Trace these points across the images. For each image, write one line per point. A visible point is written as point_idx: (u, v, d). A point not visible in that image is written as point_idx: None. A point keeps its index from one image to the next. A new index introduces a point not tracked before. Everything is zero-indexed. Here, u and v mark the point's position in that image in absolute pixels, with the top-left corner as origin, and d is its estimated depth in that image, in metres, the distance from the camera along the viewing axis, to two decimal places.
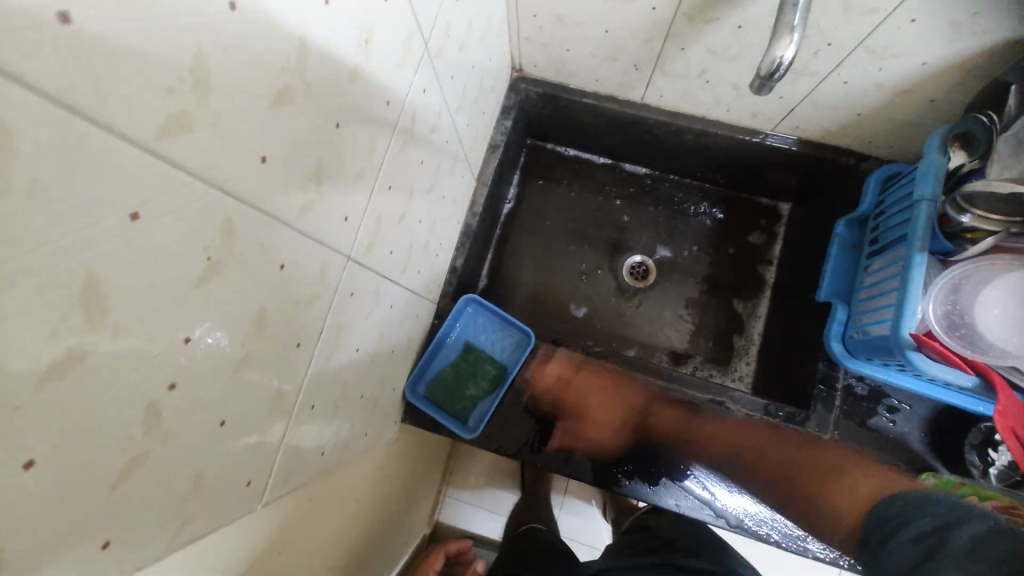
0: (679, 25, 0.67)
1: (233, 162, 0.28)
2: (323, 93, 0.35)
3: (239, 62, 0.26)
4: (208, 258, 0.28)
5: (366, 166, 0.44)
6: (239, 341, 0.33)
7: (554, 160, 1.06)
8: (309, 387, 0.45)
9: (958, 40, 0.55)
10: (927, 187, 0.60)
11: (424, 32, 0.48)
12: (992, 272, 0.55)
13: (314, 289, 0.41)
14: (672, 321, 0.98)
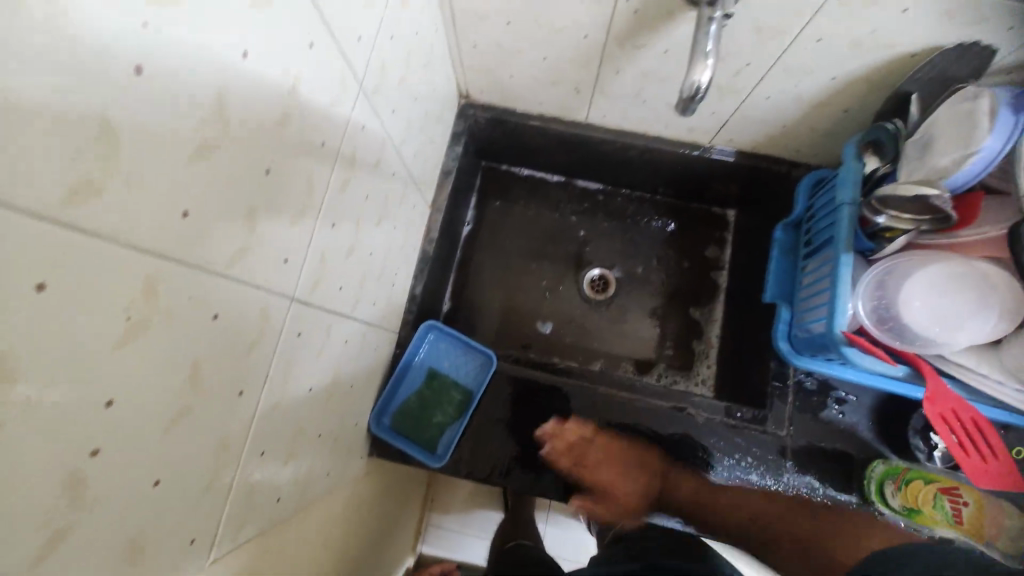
0: (612, 51, 0.70)
1: (151, 219, 0.28)
2: (251, 141, 0.35)
3: (151, 122, 0.26)
4: (129, 316, 0.28)
5: (306, 206, 0.44)
6: (171, 399, 0.32)
7: (509, 181, 1.08)
8: (256, 433, 0.44)
9: (861, 56, 0.60)
10: (847, 192, 0.64)
11: (358, 72, 0.49)
12: (909, 267, 0.58)
13: (255, 335, 0.40)
14: (635, 331, 1.01)
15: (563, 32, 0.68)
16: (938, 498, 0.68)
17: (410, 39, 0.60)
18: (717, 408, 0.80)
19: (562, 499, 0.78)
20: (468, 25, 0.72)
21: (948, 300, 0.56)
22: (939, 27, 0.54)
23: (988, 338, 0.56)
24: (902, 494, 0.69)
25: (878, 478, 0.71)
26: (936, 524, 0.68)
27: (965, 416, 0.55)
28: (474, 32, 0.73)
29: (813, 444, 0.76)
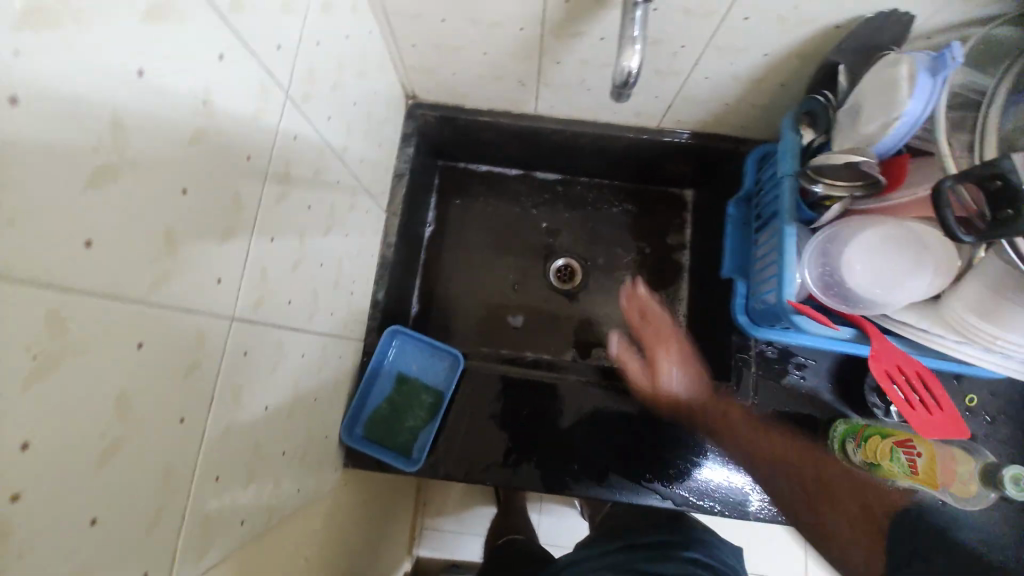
0: (549, 41, 0.70)
1: (45, 253, 0.27)
2: (161, 161, 0.34)
3: (38, 153, 0.25)
4: (35, 357, 0.27)
5: (236, 222, 0.43)
6: (98, 435, 0.31)
7: (468, 178, 1.07)
8: (206, 458, 0.43)
9: (787, 31, 0.61)
10: (787, 164, 0.66)
11: (282, 82, 0.48)
12: (850, 232, 0.60)
13: (191, 360, 0.39)
14: (605, 317, 1.02)
15: (498, 25, 0.68)
16: (892, 450, 0.66)
17: (339, 43, 0.59)
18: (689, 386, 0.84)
19: (544, 490, 0.79)
20: (402, 24, 0.71)
21: (888, 261, 0.57)
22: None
23: (928, 294, 0.57)
24: (863, 450, 0.69)
25: (840, 438, 0.73)
26: (896, 476, 0.66)
27: (910, 370, 0.59)
28: (410, 31, 0.72)
29: (780, 410, 0.78)
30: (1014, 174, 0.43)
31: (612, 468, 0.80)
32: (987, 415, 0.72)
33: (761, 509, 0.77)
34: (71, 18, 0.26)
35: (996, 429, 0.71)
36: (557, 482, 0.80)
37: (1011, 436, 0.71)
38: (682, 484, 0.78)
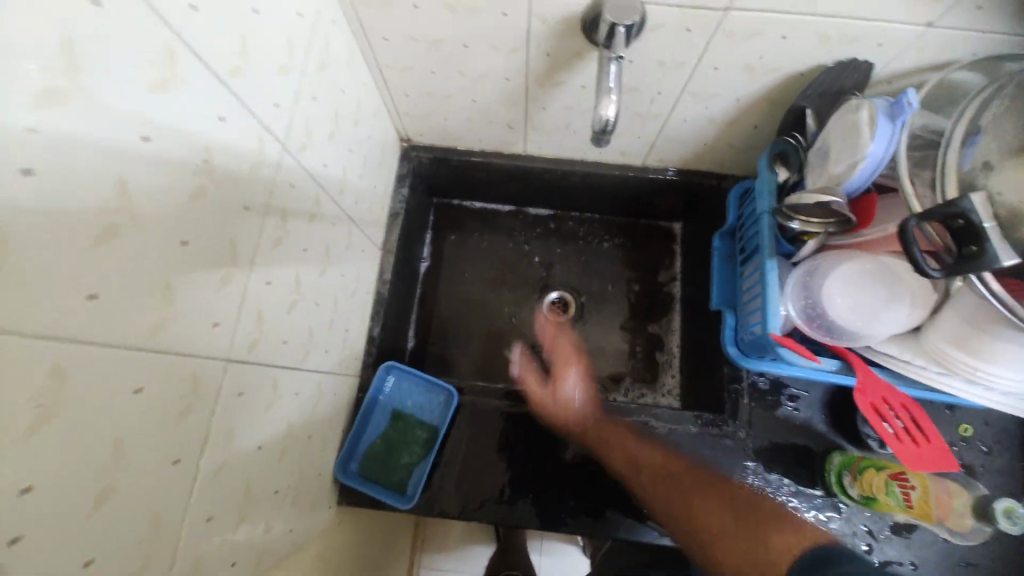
0: (534, 89, 0.74)
1: (51, 307, 0.29)
2: (164, 218, 0.36)
3: (49, 216, 0.28)
4: (36, 406, 0.29)
5: (234, 269, 0.45)
6: (93, 480, 0.33)
7: (462, 214, 1.10)
8: (199, 500, 0.44)
9: (756, 79, 0.65)
10: (764, 202, 0.68)
11: (280, 135, 0.51)
12: (828, 266, 0.62)
13: (186, 403, 0.41)
14: (600, 348, 1.03)
15: (486, 76, 0.72)
16: (889, 484, 0.67)
17: (335, 97, 0.63)
18: (685, 419, 0.82)
19: (540, 528, 0.79)
20: (396, 76, 0.75)
21: (867, 293, 0.60)
22: (816, 48, 0.59)
23: (907, 326, 0.58)
24: (859, 483, 0.69)
25: (837, 469, 0.73)
26: (892, 510, 0.68)
27: (895, 402, 0.59)
28: (403, 81, 0.76)
29: (775, 442, 0.78)
30: (974, 213, 0.44)
31: (609, 505, 0.79)
32: (983, 445, 0.72)
33: None
34: (83, 94, 0.29)
35: (992, 459, 0.71)
36: (553, 519, 0.79)
37: (1009, 466, 0.71)
38: None
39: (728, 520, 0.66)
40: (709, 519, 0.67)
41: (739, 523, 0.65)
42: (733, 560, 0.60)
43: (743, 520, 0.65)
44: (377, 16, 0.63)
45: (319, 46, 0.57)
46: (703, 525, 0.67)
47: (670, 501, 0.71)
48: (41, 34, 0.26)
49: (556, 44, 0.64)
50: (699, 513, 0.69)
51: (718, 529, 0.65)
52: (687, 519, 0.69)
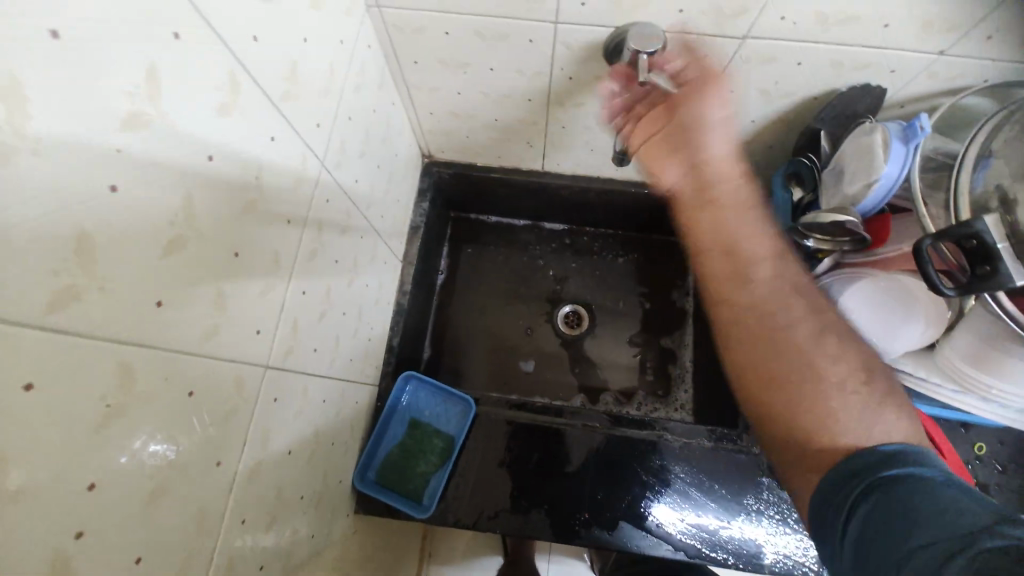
0: (555, 109, 0.77)
1: (129, 313, 0.31)
2: (219, 231, 0.39)
3: (127, 228, 0.30)
4: (107, 404, 0.31)
5: (275, 280, 0.48)
6: (149, 476, 0.35)
7: (479, 228, 1.13)
8: (235, 499, 0.45)
9: (771, 102, 0.67)
10: (779, 219, 0.70)
11: (319, 153, 0.54)
12: (843, 283, 0.65)
13: (231, 406, 0.43)
14: (613, 361, 1.04)
15: (508, 97, 0.75)
16: None
17: (367, 115, 0.66)
18: (698, 433, 0.85)
19: (553, 539, 0.79)
20: (423, 96, 0.78)
21: (884, 312, 0.61)
22: (829, 74, 0.61)
23: (921, 343, 0.60)
24: None
25: None
26: None
27: (911, 419, 0.61)
28: (429, 101, 0.79)
29: None
30: (988, 233, 0.45)
31: (623, 515, 0.80)
32: (998, 464, 0.72)
33: (776, 563, 0.77)
34: (160, 117, 0.32)
35: (1009, 479, 0.71)
36: (567, 530, 0.80)
37: None
38: (693, 535, 0.78)
39: (810, 359, 0.47)
40: (740, 295, 0.52)
41: (802, 330, 0.49)
42: (778, 422, 0.47)
43: (833, 363, 0.47)
44: (409, 41, 0.66)
45: (355, 68, 0.60)
46: (762, 293, 0.51)
47: (709, 280, 0.54)
48: (130, 64, 0.29)
49: (578, 68, 0.67)
50: (748, 277, 0.52)
51: (765, 322, 0.50)
52: (746, 290, 0.51)
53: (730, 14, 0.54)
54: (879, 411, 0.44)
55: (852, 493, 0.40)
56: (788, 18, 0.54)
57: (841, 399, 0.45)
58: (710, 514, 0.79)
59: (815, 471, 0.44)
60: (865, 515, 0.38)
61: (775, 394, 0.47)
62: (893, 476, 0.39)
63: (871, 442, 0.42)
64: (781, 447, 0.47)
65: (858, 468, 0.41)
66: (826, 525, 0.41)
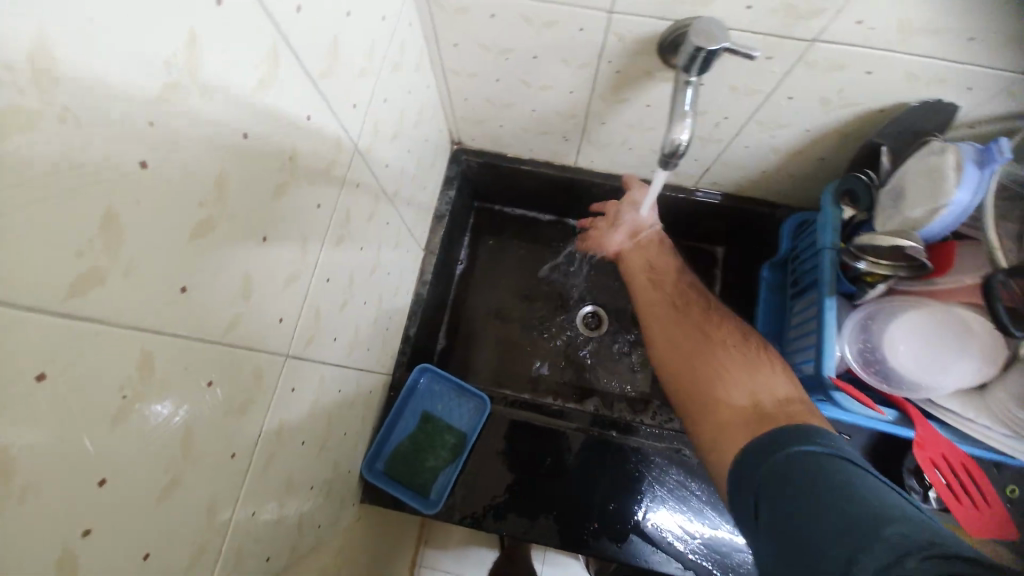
0: (597, 104, 0.73)
1: (153, 300, 0.29)
2: (249, 215, 0.36)
3: (155, 209, 0.28)
4: (124, 396, 0.29)
5: (301, 267, 0.45)
6: (164, 468, 0.33)
7: (502, 220, 1.09)
8: (248, 492, 0.44)
9: (831, 112, 0.63)
10: (827, 238, 0.66)
11: (353, 135, 0.51)
12: (893, 310, 0.61)
13: (248, 397, 0.41)
14: (629, 367, 1.01)
15: (548, 88, 0.72)
16: None
17: (402, 97, 0.63)
18: None
19: (561, 547, 0.79)
20: (460, 81, 0.75)
21: (934, 344, 0.58)
22: (899, 87, 0.57)
23: (972, 382, 0.57)
24: None
25: None
26: None
27: (955, 461, 0.57)
28: (465, 86, 0.76)
29: None
30: None
31: (633, 528, 0.79)
32: None
33: None
34: (196, 91, 0.29)
35: None
36: (576, 539, 0.78)
37: None
38: (705, 555, 0.77)
39: (713, 349, 0.62)
40: (665, 317, 0.74)
41: (719, 337, 0.64)
42: (689, 401, 0.59)
43: (741, 356, 0.59)
44: (451, 21, 0.62)
45: (395, 48, 0.57)
46: (688, 321, 0.70)
47: (647, 309, 0.78)
48: (168, 31, 0.27)
49: (628, 61, 0.63)
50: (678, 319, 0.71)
51: (684, 329, 0.69)
52: (677, 320, 0.71)
53: (803, 13, 0.50)
54: (773, 382, 0.54)
55: (746, 449, 0.47)
56: (866, 23, 0.50)
57: (741, 377, 0.56)
58: (723, 533, 0.78)
59: (718, 429, 0.52)
60: (779, 496, 0.40)
61: (696, 379, 0.60)
62: (791, 451, 0.43)
63: (747, 394, 0.53)
64: (698, 424, 0.56)
65: (767, 440, 0.45)
66: (744, 506, 0.44)
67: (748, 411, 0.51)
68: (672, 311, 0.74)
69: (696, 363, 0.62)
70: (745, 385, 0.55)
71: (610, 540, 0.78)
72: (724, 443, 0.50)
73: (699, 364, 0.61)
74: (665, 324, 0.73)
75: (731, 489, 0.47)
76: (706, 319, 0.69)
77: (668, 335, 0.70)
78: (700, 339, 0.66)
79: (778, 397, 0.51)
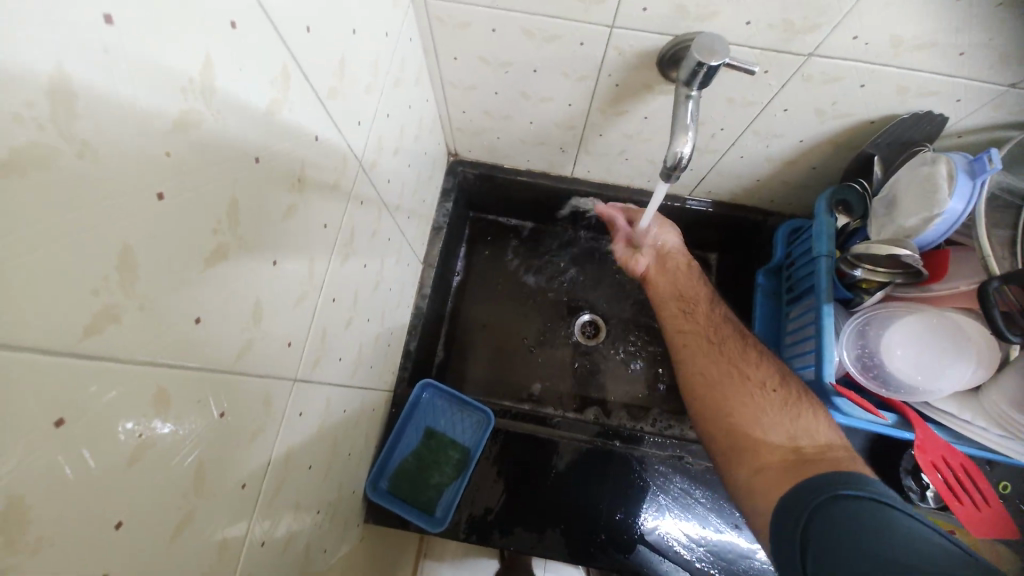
0: (595, 116, 0.73)
1: (166, 333, 0.28)
2: (259, 238, 0.35)
3: (169, 238, 0.27)
4: (138, 435, 0.28)
5: (309, 288, 0.44)
6: (177, 505, 0.32)
7: (496, 229, 1.09)
8: (256, 523, 0.42)
9: (825, 123, 0.65)
10: (823, 246, 0.67)
11: (358, 151, 0.50)
12: (888, 317, 0.62)
13: (259, 424, 0.40)
14: (627, 375, 1.00)
15: (547, 100, 0.72)
16: None
17: (403, 112, 0.63)
18: None
19: (569, 560, 0.78)
20: (459, 94, 0.75)
21: (931, 348, 0.59)
22: (892, 99, 0.59)
23: (968, 385, 0.58)
24: None
25: None
26: None
27: (954, 462, 0.58)
28: (463, 99, 0.76)
29: None
30: None
31: (640, 538, 0.79)
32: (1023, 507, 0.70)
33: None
34: (211, 116, 0.28)
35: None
36: (583, 552, 0.78)
37: None
38: (712, 560, 0.77)
39: (744, 381, 0.62)
40: (694, 338, 0.73)
41: (749, 368, 0.64)
42: (722, 430, 0.60)
43: (778, 399, 0.59)
44: (452, 35, 0.62)
45: (397, 64, 0.57)
46: (719, 345, 0.69)
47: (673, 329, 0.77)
48: (185, 57, 0.26)
49: (628, 75, 0.63)
50: (708, 345, 0.70)
51: (715, 353, 0.68)
52: (706, 342, 0.71)
53: (801, 29, 0.51)
54: (814, 429, 0.54)
55: (783, 496, 0.48)
56: (861, 38, 0.51)
57: (780, 421, 0.56)
58: (730, 537, 0.78)
59: (758, 472, 0.52)
60: (819, 536, 0.42)
61: (730, 415, 0.60)
62: (833, 494, 0.44)
63: (786, 438, 0.53)
64: (733, 462, 0.56)
65: (810, 483, 0.46)
66: (784, 546, 0.45)
67: (787, 455, 0.51)
68: (700, 331, 0.73)
69: (727, 394, 0.62)
70: (785, 427, 0.55)
71: (617, 551, 0.78)
72: (762, 486, 0.51)
73: (732, 395, 0.61)
74: (691, 343, 0.72)
75: (772, 534, 0.47)
76: (734, 343, 0.69)
77: (693, 355, 0.70)
78: (730, 366, 0.65)
79: (819, 443, 0.52)
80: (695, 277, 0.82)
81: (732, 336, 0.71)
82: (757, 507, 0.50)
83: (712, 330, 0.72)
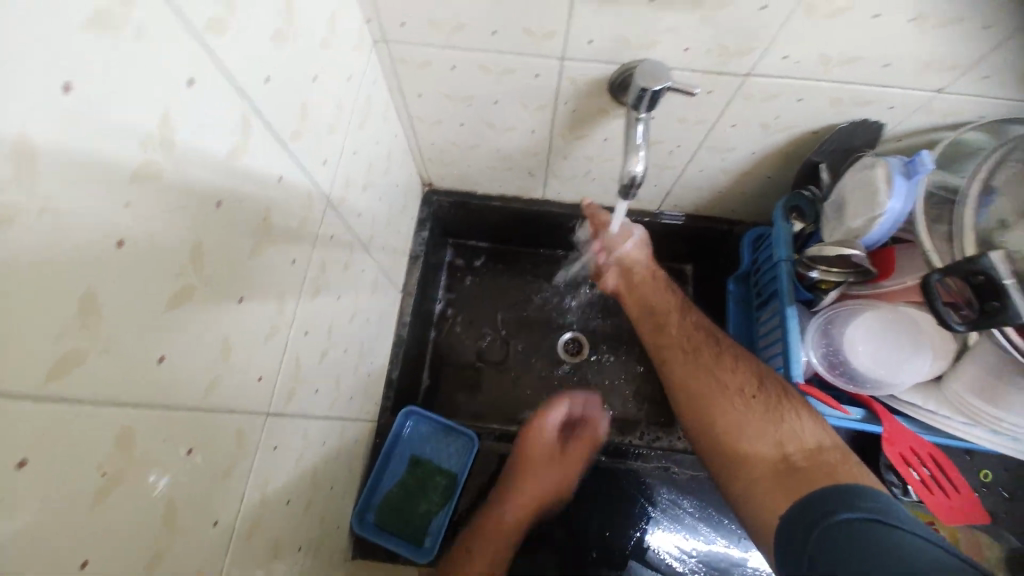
0: (557, 141, 0.77)
1: (129, 376, 0.29)
2: (224, 277, 0.37)
3: (132, 285, 0.28)
4: (103, 473, 0.28)
5: (279, 323, 0.46)
6: (147, 544, 0.32)
7: (476, 254, 1.11)
8: (231, 563, 0.42)
9: (771, 135, 0.68)
10: (781, 251, 0.70)
11: (324, 189, 0.52)
12: (847, 316, 0.64)
13: (232, 460, 0.41)
14: (611, 390, 1.01)
15: (512, 129, 0.75)
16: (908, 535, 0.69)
17: (371, 147, 0.65)
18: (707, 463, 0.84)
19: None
20: (427, 128, 0.78)
21: (888, 343, 0.61)
22: (829, 110, 0.63)
23: (928, 375, 0.60)
24: None
25: None
26: None
27: (922, 451, 0.60)
28: (431, 132, 0.79)
29: None
30: (994, 270, 0.46)
31: (634, 553, 0.81)
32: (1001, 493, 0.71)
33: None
34: (171, 167, 0.30)
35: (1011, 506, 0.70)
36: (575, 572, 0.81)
37: None
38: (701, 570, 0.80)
39: (725, 391, 0.63)
40: (671, 352, 0.72)
41: (727, 376, 0.64)
42: (713, 445, 0.62)
43: (760, 403, 0.59)
44: (414, 74, 0.66)
45: (361, 103, 0.60)
46: (696, 356, 0.69)
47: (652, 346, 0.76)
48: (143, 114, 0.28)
49: (582, 101, 0.67)
50: (686, 358, 0.70)
51: (694, 366, 0.68)
52: (684, 355, 0.70)
53: (734, 53, 0.55)
54: (798, 430, 0.56)
55: (783, 515, 0.50)
56: (791, 57, 0.55)
57: (765, 428, 0.57)
58: (717, 546, 0.80)
59: (754, 485, 0.55)
60: (828, 552, 0.44)
61: (719, 431, 0.61)
62: (845, 514, 0.46)
63: (775, 449, 0.55)
64: (730, 476, 0.59)
65: (817, 500, 0.48)
66: (791, 555, 0.48)
67: (778, 467, 0.54)
68: (676, 345, 0.73)
69: (712, 409, 0.63)
70: (771, 435, 0.56)
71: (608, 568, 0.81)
72: (761, 498, 0.54)
73: (716, 409, 0.62)
74: (669, 358, 0.72)
75: (778, 544, 0.50)
76: (711, 352, 0.69)
77: (672, 371, 0.70)
78: (709, 378, 0.65)
79: (806, 447, 0.54)
80: (666, 286, 0.81)
81: (707, 344, 0.70)
82: (759, 517, 0.53)
83: (687, 340, 0.72)
